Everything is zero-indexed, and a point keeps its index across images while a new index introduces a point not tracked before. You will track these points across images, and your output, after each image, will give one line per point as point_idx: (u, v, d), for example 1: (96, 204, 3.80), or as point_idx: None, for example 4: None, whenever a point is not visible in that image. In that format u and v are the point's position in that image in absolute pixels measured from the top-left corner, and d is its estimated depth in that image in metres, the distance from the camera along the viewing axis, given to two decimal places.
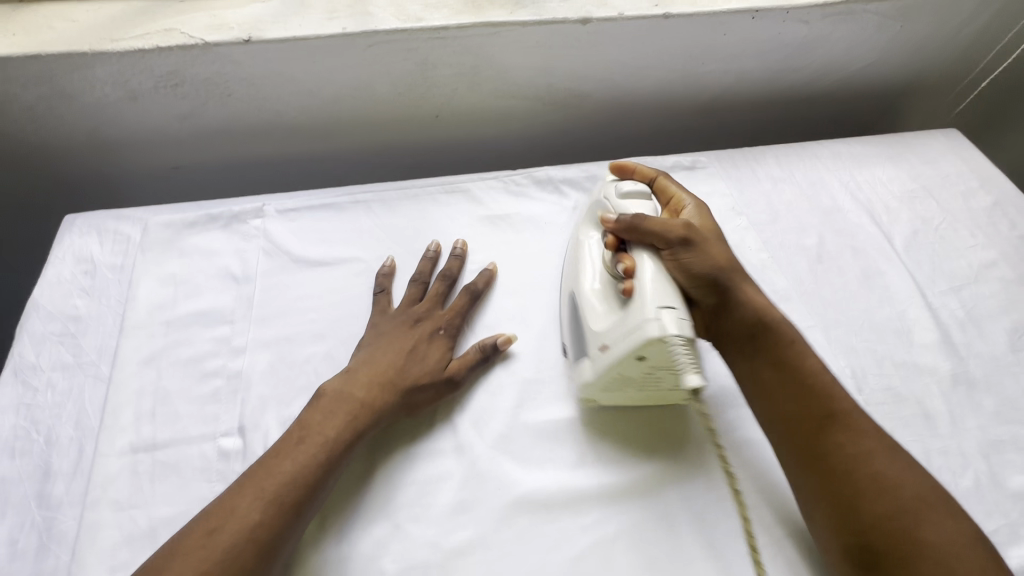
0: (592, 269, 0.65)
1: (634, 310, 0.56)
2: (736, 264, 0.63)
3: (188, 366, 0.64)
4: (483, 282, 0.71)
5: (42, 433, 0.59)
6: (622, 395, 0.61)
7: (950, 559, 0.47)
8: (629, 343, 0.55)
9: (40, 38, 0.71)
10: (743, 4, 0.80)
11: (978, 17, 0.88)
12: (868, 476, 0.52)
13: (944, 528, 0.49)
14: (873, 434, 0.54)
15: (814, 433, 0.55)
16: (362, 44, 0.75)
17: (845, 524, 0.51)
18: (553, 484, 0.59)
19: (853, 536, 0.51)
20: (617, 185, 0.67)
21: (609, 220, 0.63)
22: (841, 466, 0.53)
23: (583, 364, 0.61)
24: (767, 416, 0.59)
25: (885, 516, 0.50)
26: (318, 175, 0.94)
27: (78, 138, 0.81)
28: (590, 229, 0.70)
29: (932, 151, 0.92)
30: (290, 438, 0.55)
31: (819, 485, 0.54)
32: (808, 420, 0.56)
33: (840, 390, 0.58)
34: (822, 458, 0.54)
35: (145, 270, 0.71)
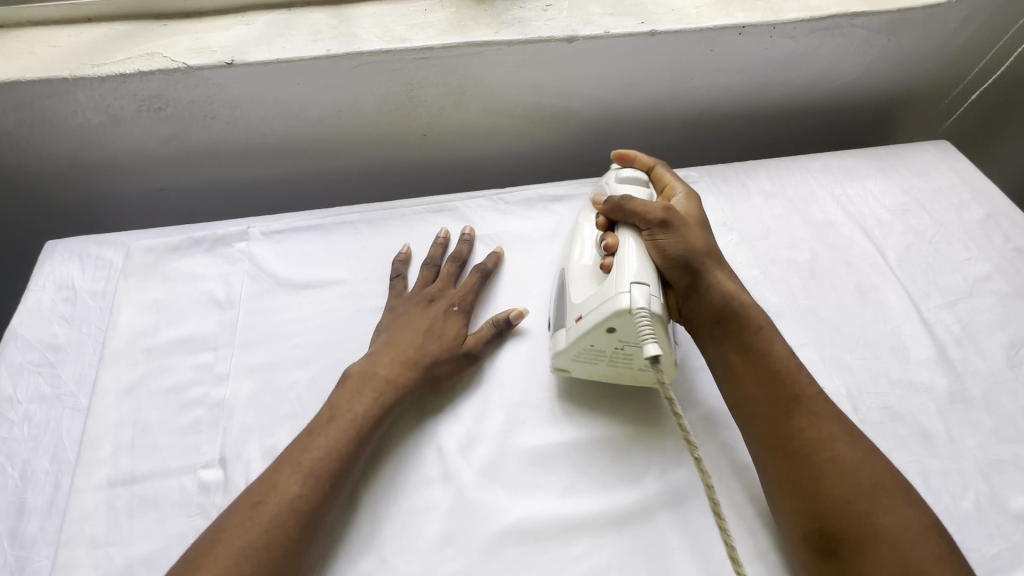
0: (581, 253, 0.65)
1: (609, 285, 0.57)
2: (713, 252, 0.63)
3: (169, 395, 0.63)
4: (492, 263, 0.73)
5: (17, 467, 0.58)
6: (593, 368, 0.61)
7: (904, 544, 0.48)
8: (600, 313, 0.56)
9: (21, 64, 0.70)
10: (729, 21, 0.80)
11: (964, 29, 0.88)
12: (827, 460, 0.52)
13: (899, 511, 0.50)
14: (835, 419, 0.55)
15: (779, 416, 0.56)
16: (347, 66, 0.75)
17: (806, 509, 0.52)
18: (542, 512, 0.57)
19: (811, 520, 0.51)
20: (617, 172, 0.70)
21: (599, 201, 0.65)
22: (805, 450, 0.53)
23: (557, 334, 0.62)
24: (734, 399, 0.59)
25: (844, 500, 0.51)
26: (305, 196, 0.93)
27: (61, 162, 0.81)
28: (590, 212, 0.70)
29: (923, 163, 0.92)
30: (323, 416, 0.57)
31: (783, 469, 0.54)
32: (773, 405, 0.56)
33: (806, 374, 0.58)
34: (785, 441, 0.54)
35: (127, 296, 0.70)
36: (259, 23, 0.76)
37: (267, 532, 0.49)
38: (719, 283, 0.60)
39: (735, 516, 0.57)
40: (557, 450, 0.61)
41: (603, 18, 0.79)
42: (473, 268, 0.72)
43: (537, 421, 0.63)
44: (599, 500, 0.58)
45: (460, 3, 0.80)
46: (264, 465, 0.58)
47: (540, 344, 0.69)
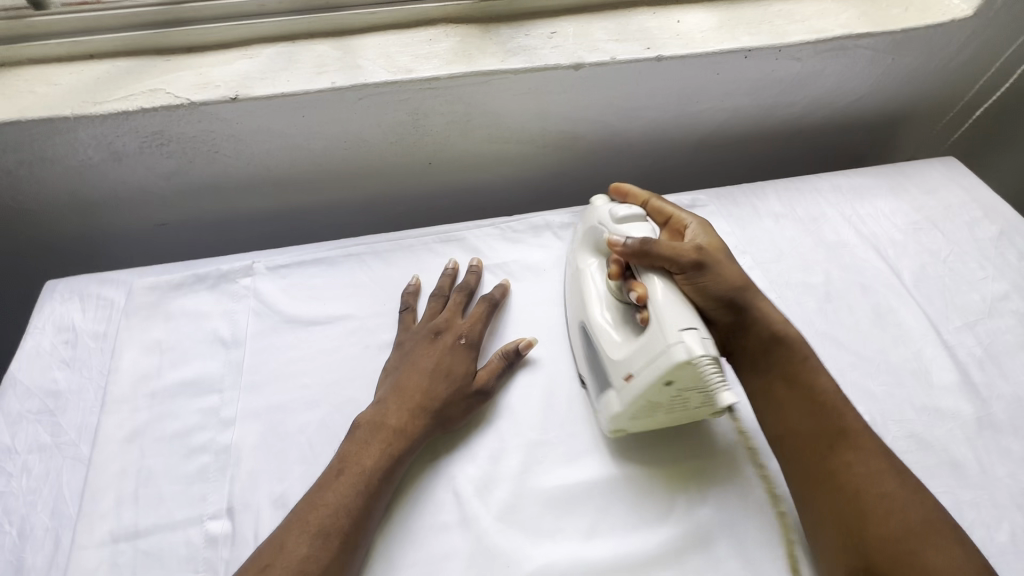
0: (597, 294, 0.65)
1: (655, 336, 0.54)
2: (750, 282, 0.62)
3: (174, 441, 0.61)
4: (500, 293, 0.72)
5: (16, 524, 0.55)
6: (650, 422, 0.59)
7: None
8: (655, 370, 0.53)
9: (21, 103, 0.69)
10: (735, 45, 0.80)
11: (967, 48, 0.88)
12: (874, 496, 0.51)
13: (950, 552, 0.48)
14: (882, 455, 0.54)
15: (823, 449, 0.55)
16: (353, 97, 0.74)
17: (850, 546, 0.51)
18: (566, 558, 0.55)
19: (856, 558, 0.50)
20: (612, 209, 0.66)
21: (617, 244, 0.59)
22: (850, 485, 0.53)
23: (609, 397, 0.59)
24: (776, 432, 0.58)
25: (893, 538, 0.49)
26: (310, 227, 0.92)
27: (61, 200, 0.79)
28: (588, 253, 0.69)
29: (933, 181, 0.91)
30: (330, 470, 0.55)
31: (828, 503, 0.53)
32: (819, 438, 0.55)
33: (852, 409, 0.57)
34: (828, 474, 0.54)
35: (129, 337, 0.68)
36: (261, 56, 0.76)
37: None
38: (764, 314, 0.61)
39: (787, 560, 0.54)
40: (580, 486, 0.59)
41: (609, 44, 0.79)
42: (481, 298, 0.70)
43: (558, 459, 0.61)
44: (623, 544, 0.55)
45: (465, 32, 0.80)
46: (274, 515, 0.56)
47: (554, 378, 0.67)
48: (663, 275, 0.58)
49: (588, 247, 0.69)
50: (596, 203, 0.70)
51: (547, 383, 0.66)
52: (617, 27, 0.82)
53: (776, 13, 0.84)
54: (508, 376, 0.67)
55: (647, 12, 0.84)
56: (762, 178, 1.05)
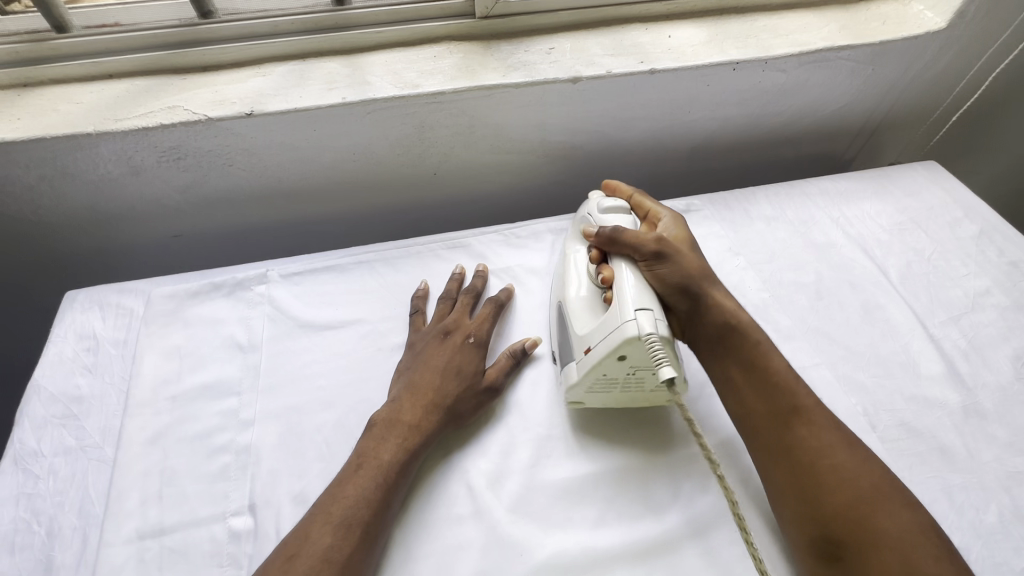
0: (578, 279, 0.67)
1: (613, 315, 0.58)
2: (708, 273, 0.65)
3: (195, 443, 0.63)
4: (505, 295, 0.75)
5: (44, 524, 0.57)
6: (606, 396, 0.62)
7: (905, 546, 0.49)
8: (609, 345, 0.57)
9: (45, 121, 0.72)
10: (724, 57, 0.84)
11: (941, 59, 0.93)
12: (828, 466, 0.54)
13: (901, 515, 0.51)
14: (833, 427, 0.57)
15: (780, 427, 0.57)
16: (361, 112, 0.77)
17: (810, 516, 0.53)
18: (577, 546, 0.57)
19: (817, 528, 0.52)
20: (599, 201, 0.70)
21: (592, 235, 0.66)
22: (805, 458, 0.55)
23: (568, 368, 0.63)
24: (734, 413, 0.61)
25: (847, 505, 0.52)
26: (318, 235, 0.95)
27: (78, 213, 0.82)
28: (577, 241, 0.72)
29: (915, 184, 0.96)
30: (349, 466, 0.57)
31: (790, 477, 0.55)
32: (774, 416, 0.58)
33: (806, 387, 0.60)
34: (786, 449, 0.56)
35: (149, 343, 0.70)
36: (274, 74, 0.79)
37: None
38: (723, 304, 0.63)
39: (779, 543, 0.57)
40: (585, 477, 0.61)
41: (605, 59, 0.83)
42: (488, 300, 0.74)
43: (565, 452, 0.63)
44: (631, 532, 0.58)
45: (467, 49, 0.84)
46: (295, 510, 0.58)
47: (558, 375, 0.70)
48: (627, 259, 0.64)
49: (577, 237, 0.73)
50: (590, 197, 0.74)
51: (552, 377, 0.69)
52: (612, 42, 0.86)
53: (762, 28, 0.89)
54: (515, 373, 0.70)
55: (640, 28, 0.89)
56: (752, 183, 1.10)
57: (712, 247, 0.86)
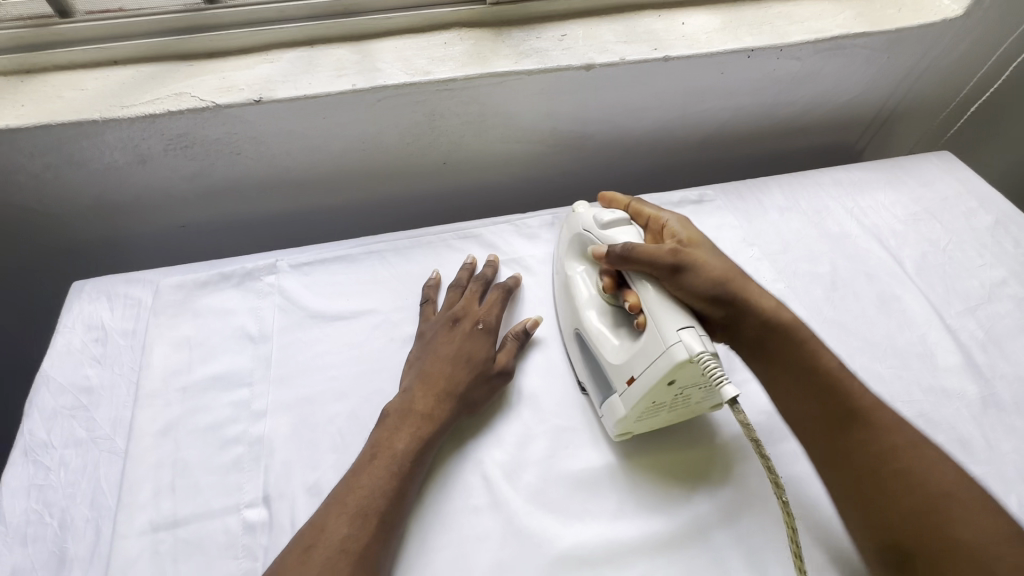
0: (589, 299, 0.67)
1: (654, 339, 0.56)
2: (736, 271, 0.61)
3: (208, 434, 0.62)
4: (513, 282, 0.74)
5: (56, 516, 0.56)
6: (655, 420, 0.60)
7: (982, 554, 0.47)
8: (656, 371, 0.54)
9: (49, 107, 0.71)
10: (739, 45, 0.83)
11: (958, 46, 0.92)
12: (891, 472, 0.53)
13: (972, 519, 0.49)
14: (897, 429, 0.55)
15: (834, 432, 0.56)
16: (372, 99, 0.76)
17: (874, 524, 0.52)
18: (596, 537, 0.56)
19: (885, 535, 0.51)
20: (596, 215, 0.68)
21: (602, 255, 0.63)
22: (867, 464, 0.54)
23: (612, 400, 0.60)
24: (789, 416, 0.59)
25: (910, 510, 0.51)
26: (327, 226, 0.94)
27: (83, 202, 0.80)
28: (575, 260, 0.71)
29: (930, 174, 0.94)
30: (363, 455, 0.57)
31: (849, 482, 0.54)
32: (829, 420, 0.57)
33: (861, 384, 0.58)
34: (843, 453, 0.55)
35: (158, 334, 0.69)
36: (282, 60, 0.78)
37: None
38: (760, 303, 0.60)
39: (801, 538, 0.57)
40: (603, 468, 0.61)
41: (618, 46, 0.81)
42: (496, 286, 0.73)
43: (581, 444, 0.63)
44: (649, 524, 0.57)
45: (478, 36, 0.82)
46: (310, 502, 0.57)
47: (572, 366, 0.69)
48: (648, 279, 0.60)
49: (576, 255, 0.71)
50: (574, 211, 0.73)
51: (566, 368, 0.69)
52: (625, 29, 0.84)
53: (776, 14, 0.87)
54: (529, 364, 0.69)
55: (653, 14, 0.87)
56: (763, 173, 1.09)
57: (725, 238, 0.85)
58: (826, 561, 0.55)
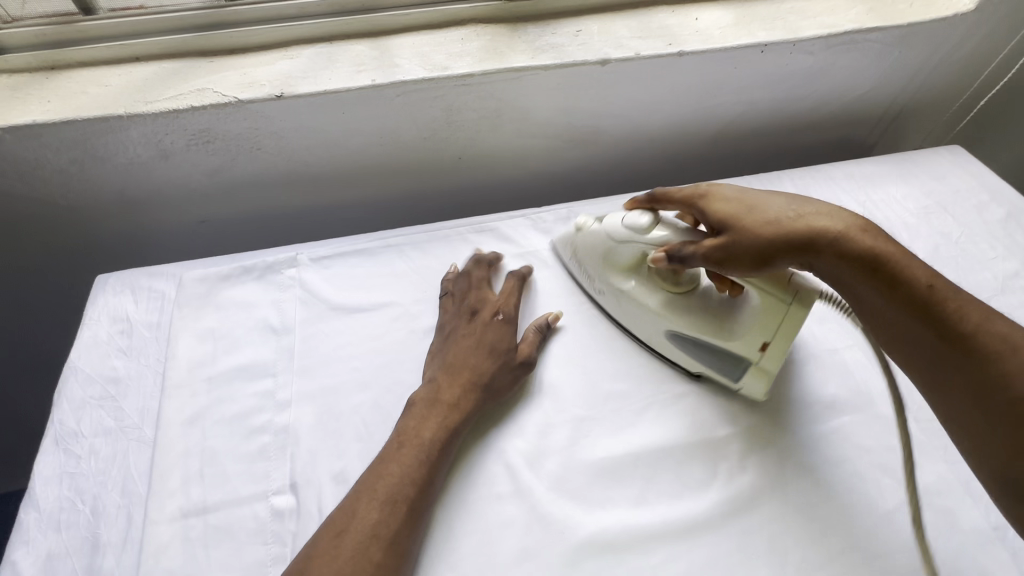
0: (656, 305, 0.67)
1: (775, 306, 0.59)
2: (792, 217, 0.57)
3: (234, 423, 0.63)
4: (526, 271, 0.75)
5: (88, 503, 0.57)
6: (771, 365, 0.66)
7: None
8: (794, 327, 0.59)
9: (75, 103, 0.72)
10: (753, 39, 0.83)
11: (968, 41, 0.92)
12: (1009, 400, 0.47)
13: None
14: (1010, 353, 0.48)
15: (936, 366, 0.51)
16: (391, 94, 0.77)
17: (988, 453, 0.48)
18: (618, 523, 0.57)
19: (999, 465, 0.48)
20: (633, 224, 0.66)
21: (661, 259, 0.62)
22: (980, 394, 0.48)
23: (751, 373, 0.64)
24: (890, 343, 0.54)
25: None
26: (343, 221, 0.95)
27: (106, 197, 0.81)
28: (606, 271, 0.71)
29: (941, 168, 0.95)
30: (391, 444, 0.57)
31: (959, 420, 0.50)
32: (932, 348, 0.51)
33: (962, 304, 0.51)
34: (947, 389, 0.50)
35: (182, 326, 0.70)
36: (301, 56, 0.79)
37: (352, 560, 0.49)
38: (828, 237, 0.55)
39: (819, 523, 0.57)
40: (624, 456, 0.62)
41: (633, 41, 0.82)
42: (510, 276, 0.74)
43: (602, 432, 0.63)
44: (670, 510, 0.58)
45: (494, 31, 0.83)
46: (336, 489, 0.58)
47: (591, 357, 0.70)
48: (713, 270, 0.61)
49: (609, 268, 0.70)
50: (581, 229, 0.73)
51: (586, 359, 0.70)
52: (639, 24, 0.85)
53: (789, 9, 0.88)
54: (547, 352, 0.70)
55: (667, 10, 0.88)
56: (774, 169, 1.10)
57: None
58: (845, 547, 0.56)
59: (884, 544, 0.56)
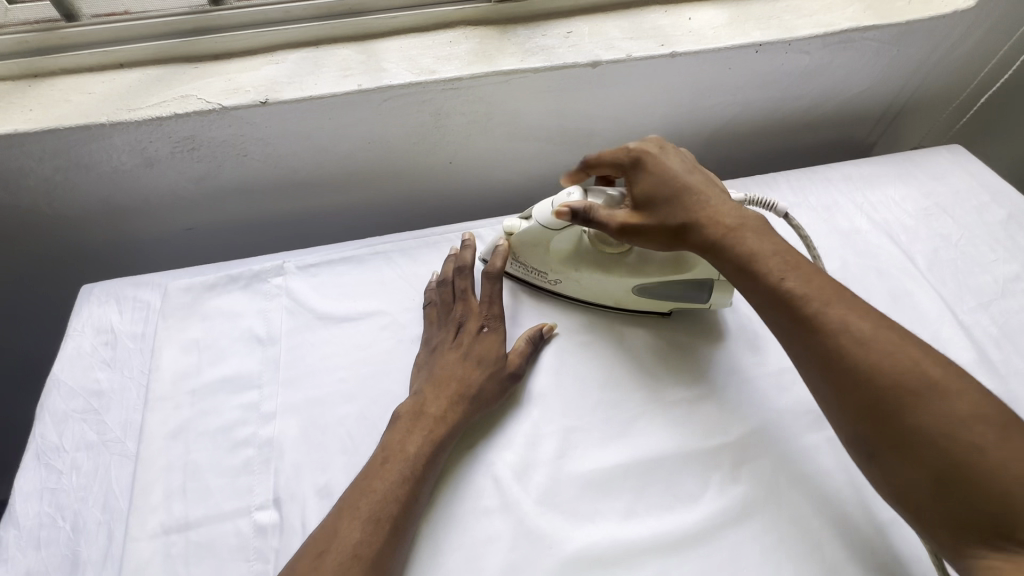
0: (620, 275, 0.69)
1: None
2: (688, 204, 0.61)
3: (218, 436, 0.62)
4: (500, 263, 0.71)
5: (69, 519, 0.57)
6: None
7: (944, 443, 0.45)
8: None
9: (57, 112, 0.71)
10: (747, 39, 0.82)
11: (968, 39, 0.91)
12: (849, 372, 0.49)
13: (935, 407, 0.46)
14: (849, 329, 0.50)
15: (788, 340, 0.54)
16: (377, 99, 0.76)
17: (845, 418, 0.50)
18: (606, 537, 0.56)
19: (855, 427, 0.50)
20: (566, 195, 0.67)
21: (564, 216, 0.64)
22: (832, 364, 0.50)
23: (718, 294, 0.69)
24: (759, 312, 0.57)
25: (866, 406, 0.49)
26: (334, 226, 0.94)
27: (92, 206, 0.81)
28: (555, 262, 0.72)
29: (940, 168, 0.93)
30: (375, 460, 0.56)
31: (809, 386, 0.54)
32: (789, 320, 0.54)
33: (814, 281, 0.54)
34: (806, 358, 0.53)
35: (167, 337, 0.69)
36: (287, 61, 0.78)
37: None
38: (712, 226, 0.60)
39: (813, 537, 0.56)
40: (613, 468, 0.61)
41: (625, 43, 0.81)
42: (484, 275, 0.70)
43: (591, 442, 0.62)
44: (661, 524, 0.57)
45: (483, 34, 0.82)
46: (320, 504, 0.57)
47: (580, 367, 0.68)
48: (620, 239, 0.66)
49: (557, 259, 0.71)
50: (512, 233, 0.72)
51: (576, 368, 0.68)
52: (630, 25, 0.84)
53: (784, 8, 0.87)
54: (537, 361, 0.69)
55: (659, 10, 0.86)
56: (771, 170, 1.08)
57: None
58: (840, 562, 0.55)
59: (879, 557, 0.55)
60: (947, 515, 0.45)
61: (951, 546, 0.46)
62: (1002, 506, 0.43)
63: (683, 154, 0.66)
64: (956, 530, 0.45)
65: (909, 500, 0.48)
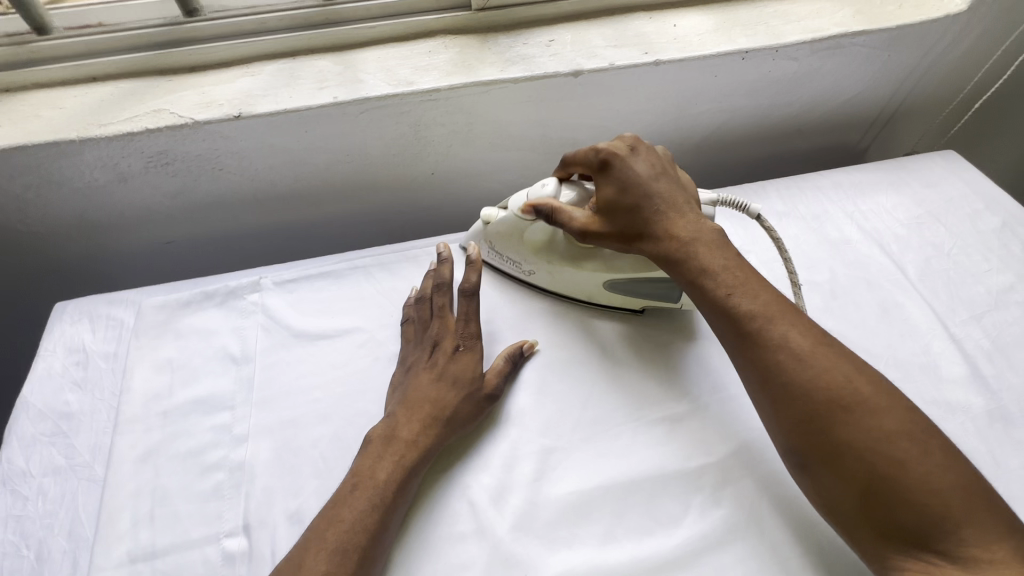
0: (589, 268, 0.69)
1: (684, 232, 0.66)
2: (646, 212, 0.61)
3: (188, 460, 0.61)
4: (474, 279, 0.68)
5: (33, 548, 0.56)
6: None
7: (871, 457, 0.47)
8: None
9: (26, 128, 0.70)
10: (733, 46, 0.80)
11: (961, 42, 0.89)
12: (786, 384, 0.51)
13: (865, 423, 0.48)
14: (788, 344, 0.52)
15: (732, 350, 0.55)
16: (353, 112, 0.74)
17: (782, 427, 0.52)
18: (583, 564, 0.55)
19: (790, 437, 0.51)
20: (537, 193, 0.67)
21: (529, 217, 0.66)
22: (771, 377, 0.52)
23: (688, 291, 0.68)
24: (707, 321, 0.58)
25: (804, 419, 0.50)
26: (315, 238, 0.92)
27: (67, 222, 0.80)
28: (527, 253, 0.72)
29: (932, 174, 0.91)
30: (344, 487, 0.55)
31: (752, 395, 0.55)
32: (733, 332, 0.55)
33: (760, 295, 0.55)
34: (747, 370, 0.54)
35: (139, 356, 0.68)
36: (263, 73, 0.76)
37: None
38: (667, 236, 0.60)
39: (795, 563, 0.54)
40: (591, 491, 0.59)
41: (608, 51, 0.79)
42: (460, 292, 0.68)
43: (569, 464, 0.61)
44: (639, 549, 0.56)
45: (463, 43, 0.80)
46: (290, 530, 0.56)
47: (561, 385, 0.67)
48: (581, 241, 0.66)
49: (529, 249, 0.72)
50: (489, 222, 0.73)
51: (555, 386, 0.66)
52: (614, 32, 0.82)
53: (771, 14, 0.85)
54: (516, 378, 0.67)
55: (644, 17, 0.85)
56: (762, 177, 1.06)
57: None
58: None
59: None
60: (871, 524, 0.47)
61: (873, 555, 0.47)
62: (919, 519, 0.45)
63: (651, 156, 0.64)
64: (880, 537, 0.47)
65: (836, 510, 0.49)
